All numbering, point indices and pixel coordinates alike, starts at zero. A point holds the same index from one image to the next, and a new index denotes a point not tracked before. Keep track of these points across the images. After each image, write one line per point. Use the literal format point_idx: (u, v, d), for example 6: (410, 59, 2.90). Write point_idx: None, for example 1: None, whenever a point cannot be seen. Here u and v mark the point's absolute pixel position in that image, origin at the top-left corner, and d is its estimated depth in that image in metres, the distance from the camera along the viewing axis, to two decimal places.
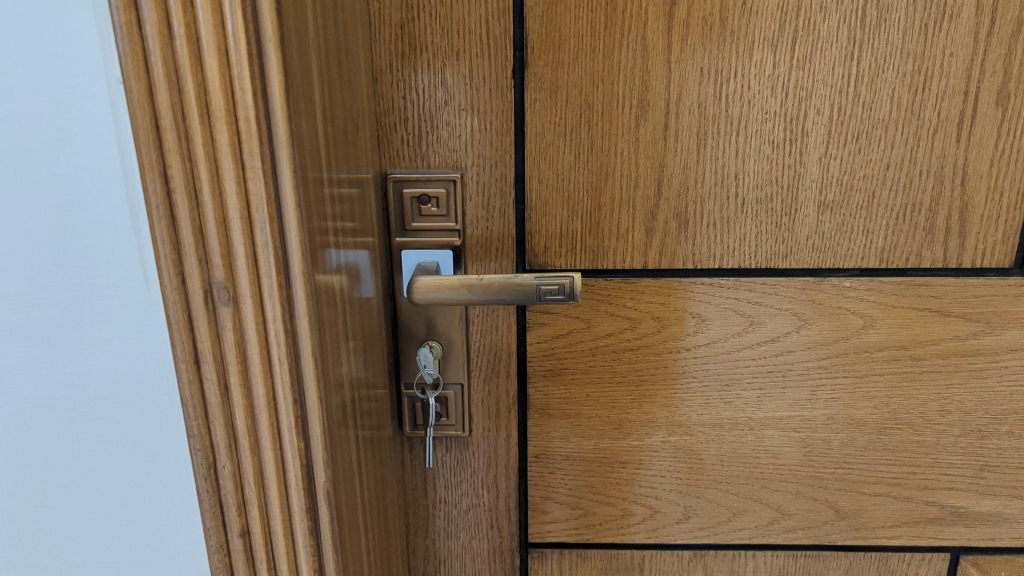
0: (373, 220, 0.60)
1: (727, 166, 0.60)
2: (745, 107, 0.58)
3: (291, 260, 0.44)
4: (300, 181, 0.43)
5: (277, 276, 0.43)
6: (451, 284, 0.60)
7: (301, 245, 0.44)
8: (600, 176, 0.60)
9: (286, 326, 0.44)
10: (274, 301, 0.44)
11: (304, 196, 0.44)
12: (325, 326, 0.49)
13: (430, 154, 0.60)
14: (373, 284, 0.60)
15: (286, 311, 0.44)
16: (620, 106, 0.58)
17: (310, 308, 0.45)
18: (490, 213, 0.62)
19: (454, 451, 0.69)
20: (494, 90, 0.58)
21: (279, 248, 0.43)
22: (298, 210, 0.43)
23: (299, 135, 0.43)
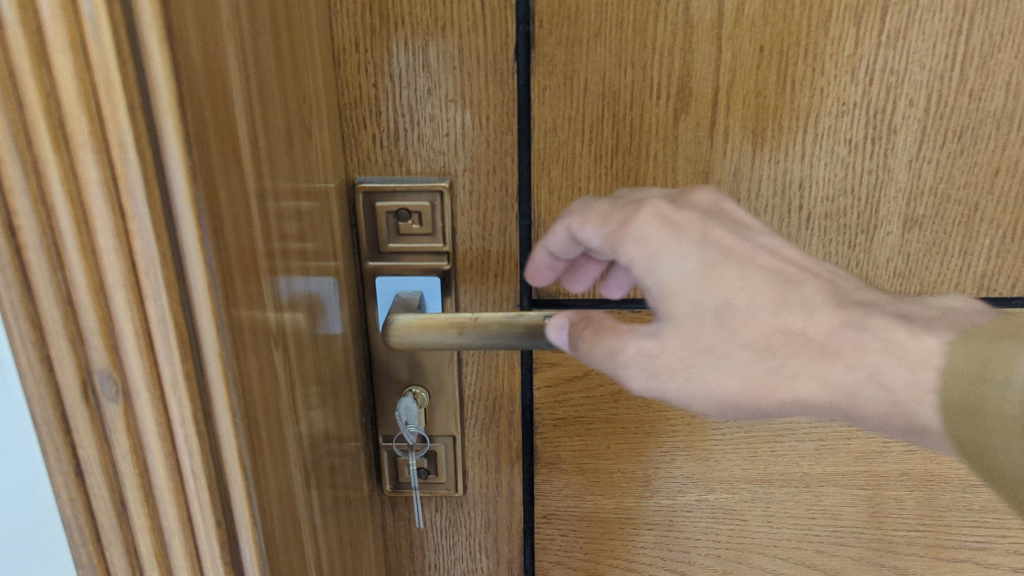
0: (339, 242, 0.47)
1: (790, 172, 0.47)
2: (815, 97, 0.45)
3: (201, 336, 0.31)
4: (212, 224, 0.30)
5: (182, 363, 0.30)
6: (438, 329, 0.46)
7: (217, 318, 0.31)
8: (629, 184, 0.47)
9: (199, 426, 0.32)
10: (180, 396, 0.31)
11: (223, 243, 0.31)
12: (267, 405, 0.36)
13: (410, 156, 0.47)
14: (341, 321, 0.48)
15: (200, 406, 0.32)
16: (653, 96, 0.45)
17: (235, 398, 0.32)
18: (487, 230, 0.49)
19: (445, 510, 0.57)
20: (491, 76, 0.45)
21: (181, 319, 0.30)
22: (208, 266, 0.30)
23: (209, 157, 0.30)
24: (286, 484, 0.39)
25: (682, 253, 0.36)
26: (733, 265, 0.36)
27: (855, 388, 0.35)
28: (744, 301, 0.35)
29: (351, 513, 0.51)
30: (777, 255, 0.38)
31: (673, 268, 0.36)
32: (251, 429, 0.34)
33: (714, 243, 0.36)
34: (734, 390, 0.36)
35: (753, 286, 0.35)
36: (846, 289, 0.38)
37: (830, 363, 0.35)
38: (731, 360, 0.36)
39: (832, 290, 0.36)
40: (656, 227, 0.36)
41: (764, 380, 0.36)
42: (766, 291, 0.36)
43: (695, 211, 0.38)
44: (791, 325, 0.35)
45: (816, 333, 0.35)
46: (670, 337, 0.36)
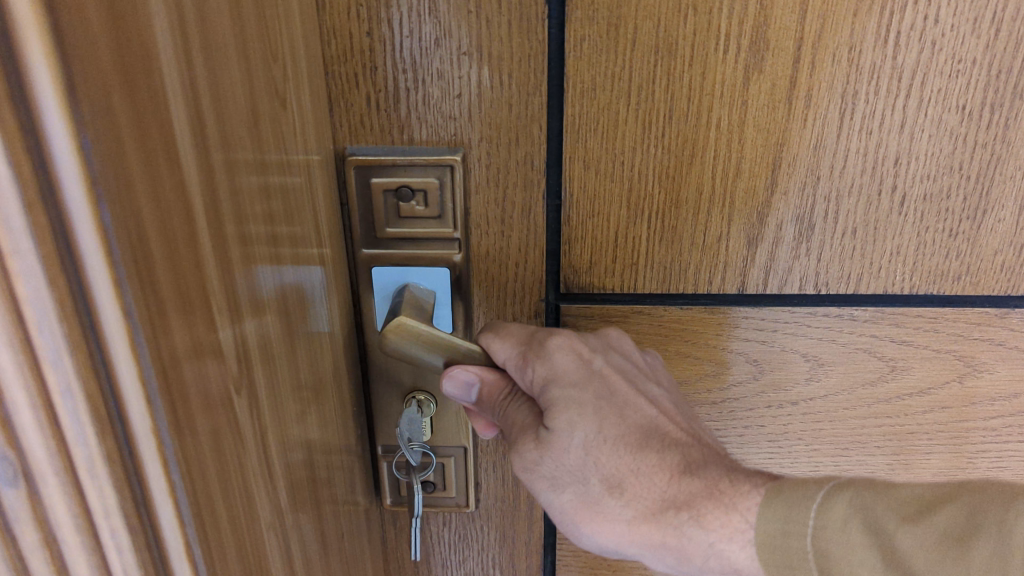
0: (329, 227, 0.38)
1: (883, 145, 0.38)
2: (925, 53, 0.36)
3: (125, 397, 0.19)
4: (136, 250, 0.19)
5: (101, 441, 0.19)
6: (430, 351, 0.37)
7: (146, 378, 0.19)
8: (685, 157, 0.38)
9: (133, 523, 0.20)
10: (102, 485, 0.19)
11: (178, 277, 0.22)
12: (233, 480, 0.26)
13: (414, 122, 0.38)
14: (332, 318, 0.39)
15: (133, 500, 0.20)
16: (720, 49, 0.36)
17: (179, 477, 0.21)
18: (507, 212, 0.40)
19: (454, 524, 0.50)
20: (516, 22, 0.35)
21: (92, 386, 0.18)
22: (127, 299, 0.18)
23: (148, 161, 0.20)
24: (275, 549, 0.31)
25: (578, 392, 0.34)
26: (614, 403, 0.35)
27: (695, 548, 0.32)
28: (613, 435, 0.34)
29: (350, 541, 0.44)
30: (654, 405, 0.36)
31: (586, 397, 0.34)
32: (203, 514, 0.23)
33: (600, 377, 0.35)
34: (624, 536, 0.33)
35: (618, 424, 0.34)
36: (705, 449, 0.35)
37: (666, 519, 0.32)
38: (590, 485, 0.34)
39: (688, 445, 0.34)
40: (570, 367, 0.35)
41: (636, 526, 0.33)
42: (628, 430, 0.34)
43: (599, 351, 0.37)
44: (653, 480, 0.33)
45: (652, 482, 0.33)
46: (556, 451, 0.34)
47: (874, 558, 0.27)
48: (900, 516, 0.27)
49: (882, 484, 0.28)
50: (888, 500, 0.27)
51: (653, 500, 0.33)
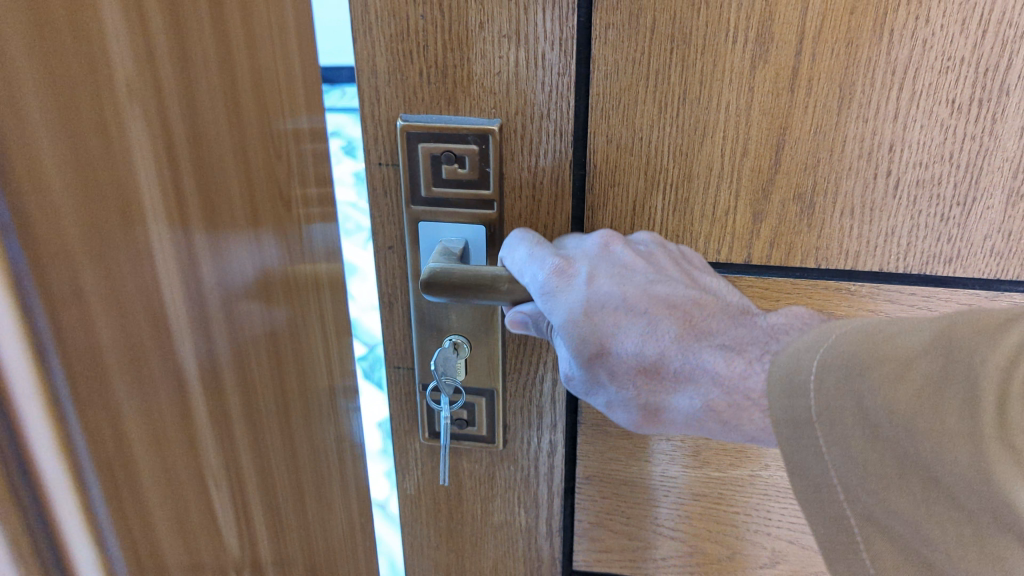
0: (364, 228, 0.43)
1: (879, 134, 0.42)
2: (916, 50, 0.40)
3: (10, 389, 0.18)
4: (65, 238, 0.19)
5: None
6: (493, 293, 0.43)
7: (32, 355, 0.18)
8: (697, 136, 0.43)
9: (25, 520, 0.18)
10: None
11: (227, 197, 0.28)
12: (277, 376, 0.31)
13: (460, 95, 0.44)
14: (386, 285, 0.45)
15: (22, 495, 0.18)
16: (729, 40, 0.40)
17: (83, 457, 0.20)
18: (538, 177, 0.45)
19: (486, 462, 0.55)
20: (549, 11, 0.41)
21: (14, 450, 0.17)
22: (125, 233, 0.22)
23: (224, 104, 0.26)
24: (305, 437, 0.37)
25: (573, 317, 0.39)
26: (606, 311, 0.39)
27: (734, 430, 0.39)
28: (614, 341, 0.39)
29: None
30: (648, 289, 0.39)
31: (580, 320, 0.39)
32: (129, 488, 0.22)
33: (592, 289, 0.39)
34: (682, 426, 0.41)
35: (618, 330, 0.39)
36: (705, 316, 0.39)
37: (704, 416, 0.39)
38: (630, 398, 0.40)
39: (683, 324, 0.39)
40: (607, 283, 0.40)
41: (687, 421, 0.40)
42: (630, 333, 0.39)
43: (612, 248, 0.42)
44: (670, 379, 0.39)
45: (671, 386, 0.39)
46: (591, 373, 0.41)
47: (868, 417, 0.31)
48: (891, 363, 0.31)
49: (874, 342, 0.32)
50: (881, 352, 0.31)
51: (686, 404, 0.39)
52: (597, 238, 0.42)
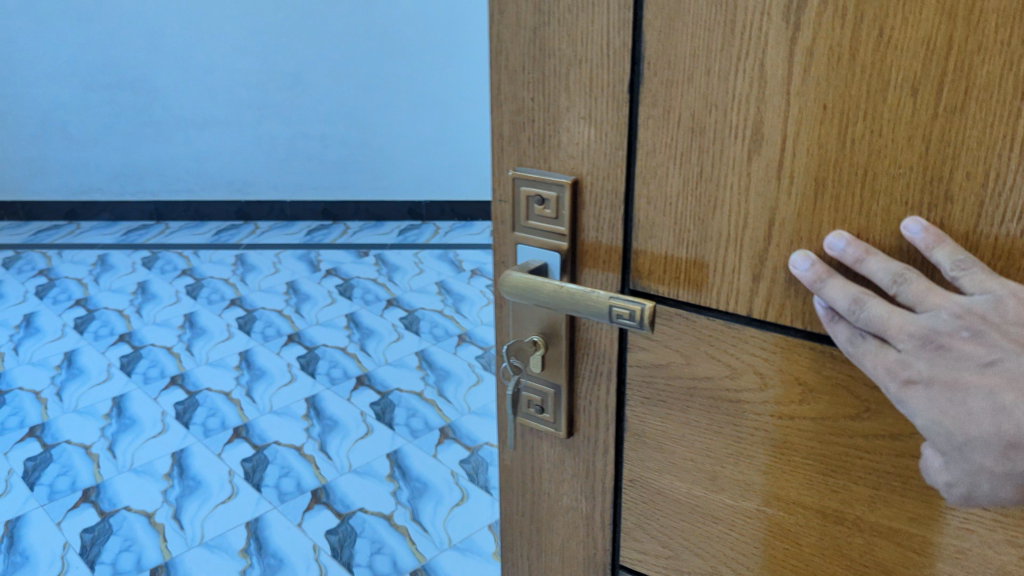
0: (533, 281, 0.61)
1: (849, 221, 0.51)
2: (873, 158, 0.49)
3: None
4: None
5: None
6: (568, 301, 0.60)
7: None
8: (709, 208, 0.56)
9: None
10: None
11: None
12: None
13: (552, 157, 0.61)
14: (524, 295, 0.62)
15: None
16: (732, 137, 0.53)
17: None
18: (600, 223, 0.61)
19: (558, 448, 0.70)
20: (610, 103, 0.57)
21: None
22: None
23: None
24: None
25: (948, 395, 0.47)
26: (939, 386, 0.47)
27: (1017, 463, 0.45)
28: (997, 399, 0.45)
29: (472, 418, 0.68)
30: (931, 355, 0.47)
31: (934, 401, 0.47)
32: None
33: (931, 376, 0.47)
34: None
35: (956, 396, 0.47)
36: (957, 371, 0.46)
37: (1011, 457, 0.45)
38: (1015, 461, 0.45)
39: (939, 382, 0.47)
40: (929, 392, 0.48)
41: None
42: (963, 402, 0.46)
43: (962, 335, 0.46)
44: (985, 429, 0.46)
45: (989, 444, 0.46)
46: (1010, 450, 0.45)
47: None
48: None
49: None
50: None
51: (996, 448, 0.46)
52: (954, 318, 0.46)
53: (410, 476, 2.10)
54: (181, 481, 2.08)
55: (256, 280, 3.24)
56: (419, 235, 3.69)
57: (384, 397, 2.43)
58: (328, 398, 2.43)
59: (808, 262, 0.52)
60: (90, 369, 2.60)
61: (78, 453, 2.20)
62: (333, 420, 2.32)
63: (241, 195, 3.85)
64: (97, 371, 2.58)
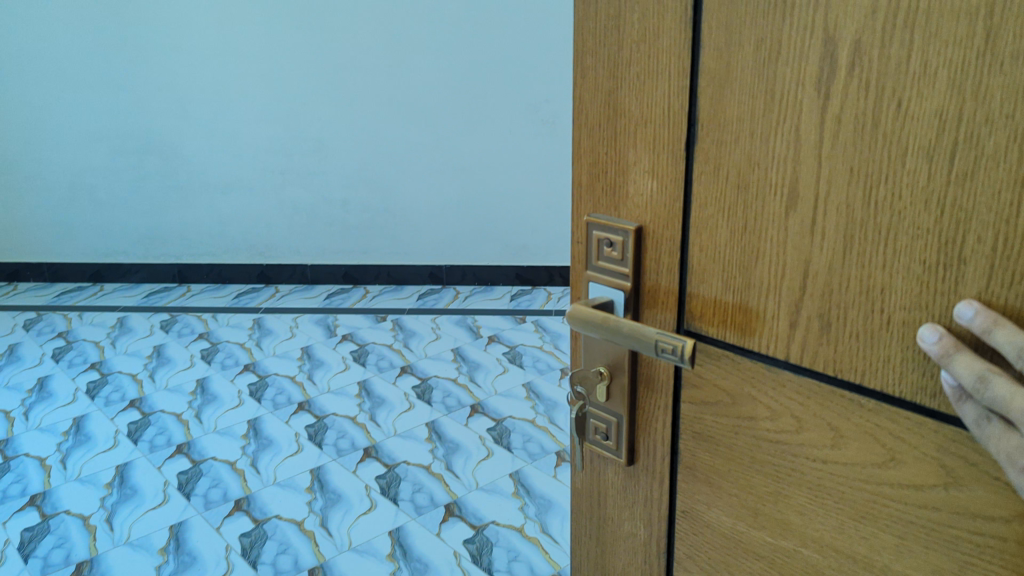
0: (594, 314, 0.68)
1: (874, 276, 0.55)
2: (895, 219, 0.53)
3: None
4: None
5: None
6: (621, 335, 0.66)
7: None
8: (752, 257, 0.61)
9: None
10: None
11: None
12: None
13: (621, 206, 0.68)
14: (586, 326, 0.69)
15: None
16: (772, 194, 0.58)
17: None
18: (660, 267, 0.67)
19: (621, 475, 0.76)
20: (670, 159, 0.63)
21: None
22: None
23: None
24: None
25: None
26: None
27: None
28: None
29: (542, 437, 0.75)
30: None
31: None
32: None
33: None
34: None
35: None
36: None
37: None
38: None
39: None
40: None
41: None
42: None
43: None
44: None
45: None
46: None
47: None
48: None
49: None
50: None
51: None
52: None
53: (415, 557, 2.04)
54: (175, 558, 2.06)
55: (275, 352, 3.25)
56: (458, 309, 3.70)
57: (393, 474, 2.39)
58: (337, 475, 2.40)
59: (935, 337, 0.51)
60: (93, 443, 2.62)
61: (93, 519, 2.23)
62: (334, 493, 2.31)
63: (270, 261, 3.96)
64: (105, 441, 2.61)
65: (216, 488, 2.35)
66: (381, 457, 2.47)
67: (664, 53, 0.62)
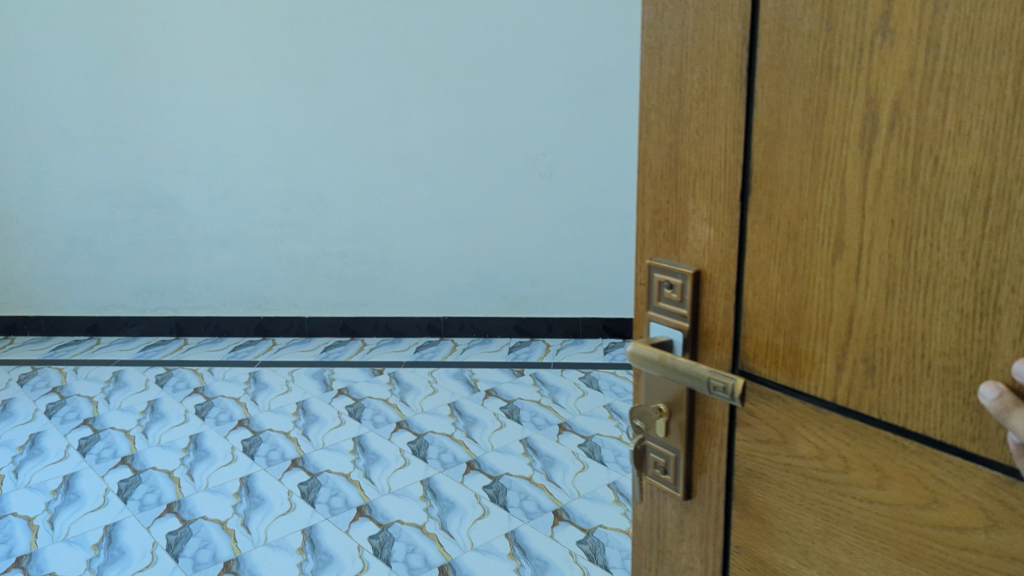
0: (653, 352, 0.73)
1: (914, 323, 0.57)
2: (933, 268, 0.55)
3: None
4: None
5: None
6: (676, 372, 0.70)
7: None
8: (801, 302, 0.64)
9: None
10: None
11: None
12: None
13: (681, 251, 0.73)
14: (646, 362, 0.73)
15: None
16: (820, 243, 0.62)
17: None
18: (717, 309, 0.71)
19: (680, 509, 0.79)
20: (726, 208, 0.68)
21: None
22: None
23: None
24: None
25: None
26: None
27: None
28: None
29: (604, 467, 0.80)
30: None
31: None
32: None
33: None
34: None
35: None
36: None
37: None
38: None
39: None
40: None
41: None
42: None
43: None
44: None
45: None
46: None
47: None
48: None
49: None
50: None
51: None
52: None
53: None
54: None
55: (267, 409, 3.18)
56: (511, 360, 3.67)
57: (386, 531, 2.33)
58: (330, 532, 2.34)
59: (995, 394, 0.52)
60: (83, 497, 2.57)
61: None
62: (327, 556, 2.23)
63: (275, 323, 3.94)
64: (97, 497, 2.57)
65: (204, 548, 2.27)
66: (376, 518, 2.41)
67: (721, 110, 0.66)
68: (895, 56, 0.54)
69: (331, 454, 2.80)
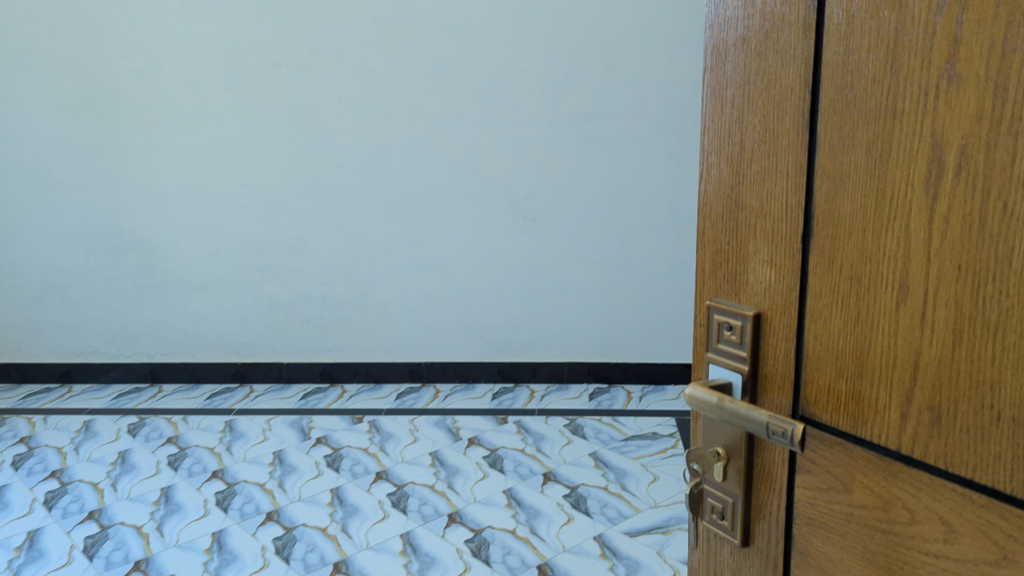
0: (711, 394, 0.72)
1: (982, 371, 0.55)
2: (1002, 316, 0.53)
3: None
4: None
5: None
6: (734, 415, 0.69)
7: None
8: (864, 348, 0.63)
9: None
10: None
11: None
12: None
13: (742, 292, 0.72)
14: (704, 404, 0.72)
15: None
16: (884, 287, 0.61)
17: None
18: (777, 352, 0.70)
19: (737, 557, 0.78)
20: (788, 250, 0.67)
21: None
22: None
23: None
24: None
25: None
26: None
27: None
28: None
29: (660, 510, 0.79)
30: None
31: None
32: None
33: None
34: None
35: None
36: None
37: None
38: None
39: None
40: None
41: None
42: None
43: None
44: None
45: None
46: None
47: None
48: None
49: None
50: None
51: None
52: None
53: None
54: None
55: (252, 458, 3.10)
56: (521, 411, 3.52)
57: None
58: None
59: None
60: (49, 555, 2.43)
61: None
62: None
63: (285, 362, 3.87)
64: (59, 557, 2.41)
65: None
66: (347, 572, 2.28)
67: (783, 151, 0.66)
68: (962, 100, 0.53)
69: (311, 504, 2.71)
